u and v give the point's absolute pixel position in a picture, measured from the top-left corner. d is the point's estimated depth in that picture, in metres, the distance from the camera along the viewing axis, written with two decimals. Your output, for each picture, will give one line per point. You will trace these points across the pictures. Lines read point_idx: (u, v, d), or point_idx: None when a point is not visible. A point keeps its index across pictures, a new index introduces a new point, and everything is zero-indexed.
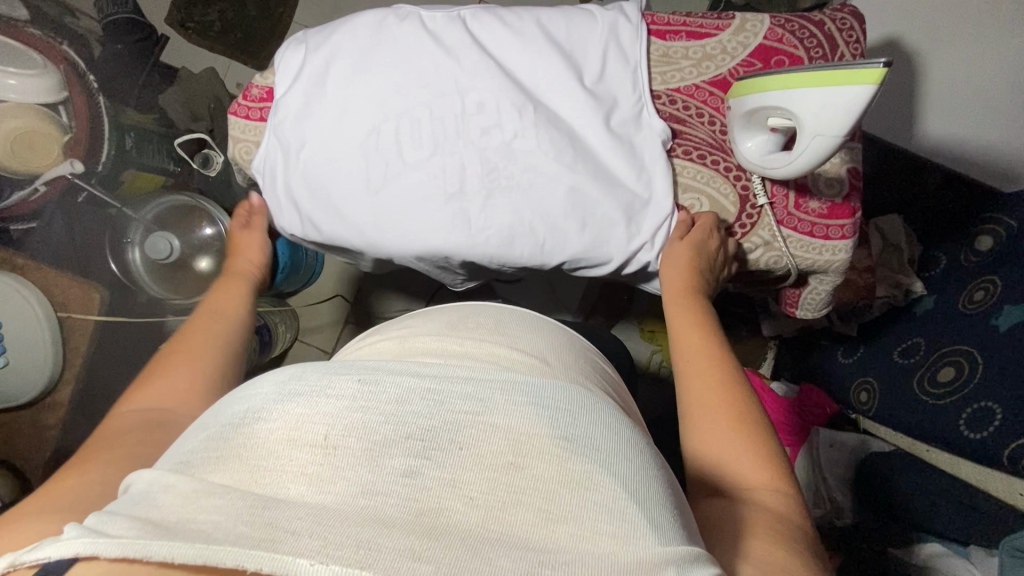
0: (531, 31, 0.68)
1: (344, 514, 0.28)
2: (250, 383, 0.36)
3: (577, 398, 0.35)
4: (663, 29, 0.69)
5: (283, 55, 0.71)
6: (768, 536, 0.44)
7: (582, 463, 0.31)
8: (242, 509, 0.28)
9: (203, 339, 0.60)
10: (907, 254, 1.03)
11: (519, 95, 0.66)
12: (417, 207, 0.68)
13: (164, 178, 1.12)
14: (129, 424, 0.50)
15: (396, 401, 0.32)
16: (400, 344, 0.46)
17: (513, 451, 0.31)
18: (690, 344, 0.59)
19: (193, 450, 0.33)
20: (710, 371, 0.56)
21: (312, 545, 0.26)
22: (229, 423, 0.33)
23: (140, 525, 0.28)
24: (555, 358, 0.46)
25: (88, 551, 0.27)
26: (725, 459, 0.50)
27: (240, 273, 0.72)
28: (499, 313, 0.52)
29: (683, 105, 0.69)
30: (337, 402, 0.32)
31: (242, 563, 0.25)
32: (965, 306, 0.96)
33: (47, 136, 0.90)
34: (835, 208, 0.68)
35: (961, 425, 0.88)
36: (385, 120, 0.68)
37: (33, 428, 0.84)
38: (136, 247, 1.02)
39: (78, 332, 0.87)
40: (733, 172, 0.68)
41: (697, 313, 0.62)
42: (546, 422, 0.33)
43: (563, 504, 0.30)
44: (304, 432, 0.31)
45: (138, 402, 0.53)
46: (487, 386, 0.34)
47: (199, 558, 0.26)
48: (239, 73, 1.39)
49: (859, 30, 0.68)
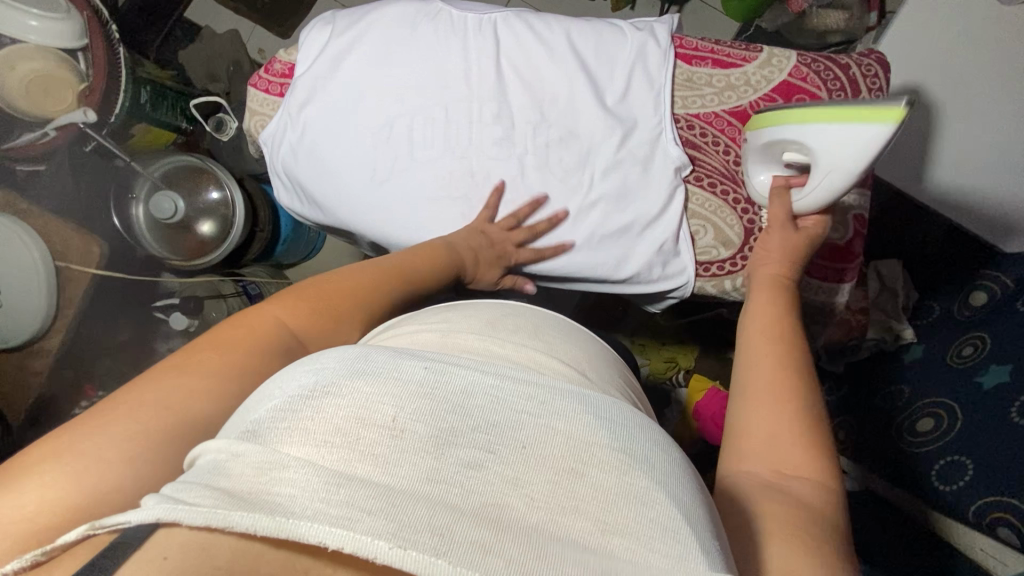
0: (559, 46, 0.68)
1: (416, 496, 0.29)
2: (313, 356, 0.37)
3: (624, 417, 0.37)
4: (689, 54, 0.69)
5: (307, 32, 0.71)
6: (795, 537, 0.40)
7: (640, 478, 0.33)
8: (318, 483, 0.29)
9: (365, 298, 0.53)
10: (903, 298, 1.07)
11: (535, 113, 0.67)
12: (421, 204, 0.69)
13: (176, 136, 1.12)
14: (265, 338, 0.46)
15: (464, 393, 0.34)
16: (442, 337, 0.47)
17: (574, 458, 0.33)
18: (763, 324, 0.56)
19: (260, 420, 0.33)
20: (778, 350, 0.52)
21: (388, 528, 0.28)
22: (298, 393, 0.34)
23: (218, 495, 0.28)
24: (591, 369, 0.48)
25: (170, 517, 0.27)
26: (764, 439, 0.47)
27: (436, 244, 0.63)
28: (537, 318, 0.55)
29: (701, 131, 0.68)
30: (403, 385, 0.34)
31: (325, 541, 0.27)
32: (953, 361, 0.96)
33: (64, 83, 0.92)
34: (837, 251, 0.69)
35: (932, 477, 0.88)
36: (398, 118, 0.68)
37: (19, 373, 0.83)
38: (140, 203, 1.01)
39: (72, 284, 0.86)
40: (741, 205, 0.68)
41: (781, 297, 0.58)
42: (606, 434, 0.35)
43: (622, 518, 0.31)
44: (373, 413, 0.32)
45: (294, 315, 0.49)
46: (547, 391, 0.36)
47: (282, 533, 0.27)
48: (262, 39, 1.38)
49: (884, 78, 0.68)
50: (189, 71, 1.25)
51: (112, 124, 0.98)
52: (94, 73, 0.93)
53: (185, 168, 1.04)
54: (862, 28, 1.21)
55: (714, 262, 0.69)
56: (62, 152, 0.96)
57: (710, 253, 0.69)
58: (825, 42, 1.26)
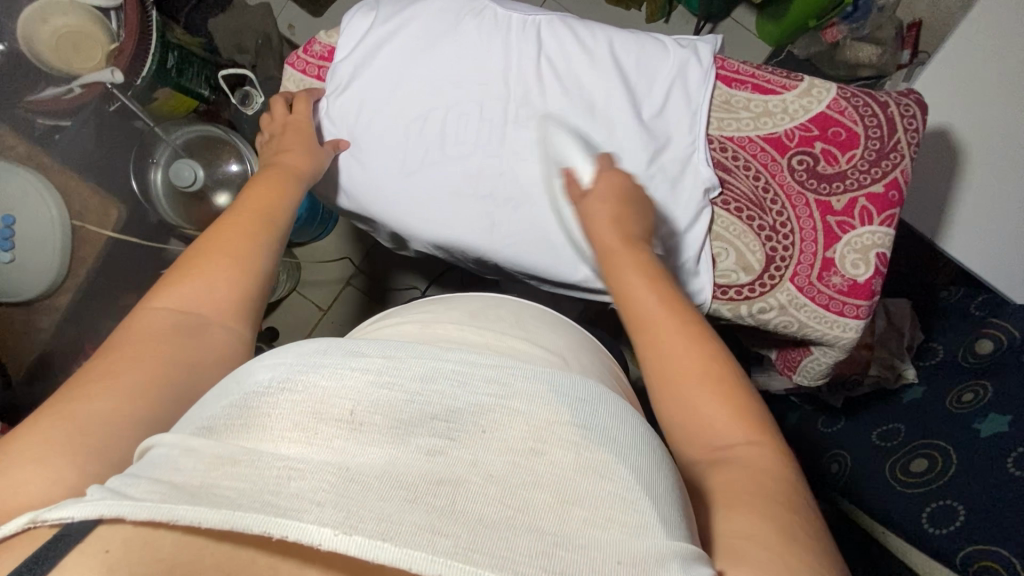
0: (600, 51, 0.68)
1: (366, 487, 0.32)
2: (268, 354, 0.40)
3: (593, 391, 0.41)
4: (730, 76, 0.69)
5: (351, 16, 0.70)
6: (752, 502, 0.40)
7: (600, 452, 0.36)
8: (268, 477, 0.32)
9: (233, 246, 0.55)
10: (908, 338, 1.07)
11: (571, 119, 0.67)
12: (447, 199, 0.69)
13: (198, 104, 1.11)
14: (149, 327, 0.48)
15: (421, 379, 0.38)
16: (421, 329, 0.52)
17: (535, 438, 0.36)
18: (639, 297, 0.52)
19: (214, 416, 0.37)
20: (662, 326, 0.49)
21: (336, 517, 0.30)
22: (255, 390, 0.37)
23: (166, 489, 0.32)
24: (572, 359, 0.52)
25: (114, 513, 0.30)
26: (695, 430, 0.46)
27: (285, 168, 0.64)
28: (518, 308, 0.59)
29: (733, 154, 0.68)
30: (362, 376, 0.37)
31: (270, 530, 0.29)
32: (952, 405, 0.96)
33: (93, 40, 0.93)
34: (856, 287, 0.67)
35: (924, 520, 0.86)
36: (434, 109, 0.68)
37: (24, 328, 0.83)
38: (159, 169, 1.01)
39: (87, 245, 0.85)
40: (765, 231, 0.68)
41: (640, 260, 0.55)
42: (566, 411, 0.38)
43: (581, 491, 0.34)
44: (331, 405, 0.36)
45: (167, 301, 0.51)
46: (508, 372, 0.39)
47: (225, 523, 0.29)
48: (292, 14, 1.37)
49: (922, 119, 0.67)
50: (217, 41, 1.24)
51: (137, 87, 0.98)
52: (125, 34, 0.93)
53: (209, 138, 1.04)
54: (893, 65, 1.23)
55: (733, 287, 0.69)
56: (88, 109, 0.96)
57: (729, 277, 0.69)
58: (855, 75, 1.28)
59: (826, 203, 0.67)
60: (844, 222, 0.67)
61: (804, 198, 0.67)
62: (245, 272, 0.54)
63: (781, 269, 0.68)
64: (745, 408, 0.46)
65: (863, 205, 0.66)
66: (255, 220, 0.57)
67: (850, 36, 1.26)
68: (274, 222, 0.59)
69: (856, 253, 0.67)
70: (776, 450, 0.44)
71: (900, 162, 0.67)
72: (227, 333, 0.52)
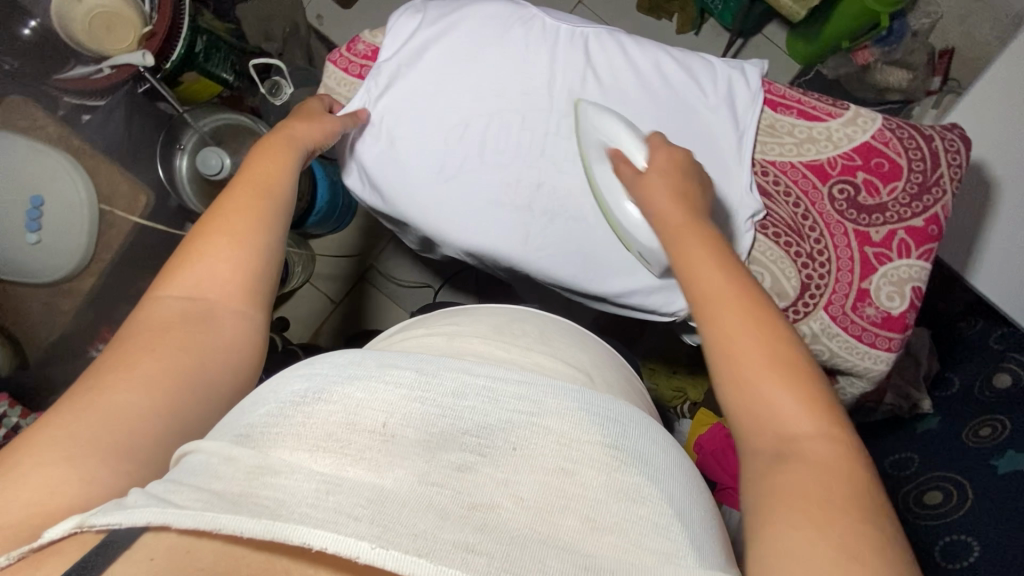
0: (645, 67, 0.68)
1: (401, 500, 0.31)
2: (306, 365, 0.39)
3: (624, 411, 0.40)
4: (775, 100, 0.69)
5: (396, 17, 0.70)
6: (824, 517, 0.34)
7: (632, 476, 0.35)
8: (306, 489, 0.31)
9: (236, 221, 0.49)
10: (925, 368, 1.04)
11: None
12: (484, 207, 0.69)
13: (221, 89, 1.10)
14: (160, 315, 0.44)
15: (452, 394, 0.37)
16: (449, 341, 0.50)
17: (564, 457, 0.35)
18: (710, 273, 0.45)
19: (254, 423, 0.36)
20: (737, 304, 0.43)
21: (372, 530, 0.29)
22: (290, 400, 0.36)
23: (206, 498, 0.30)
24: (596, 374, 0.51)
25: (161, 522, 0.29)
26: (771, 415, 0.40)
27: (287, 134, 0.59)
28: (545, 325, 0.57)
29: (774, 179, 0.68)
30: (397, 390, 0.36)
31: (309, 541, 0.28)
32: (968, 439, 0.96)
33: (128, 22, 0.90)
34: (890, 319, 0.66)
35: (934, 554, 0.89)
36: (477, 116, 0.68)
37: (46, 310, 0.83)
38: (185, 155, 1.00)
39: (113, 231, 0.86)
40: (802, 258, 0.67)
41: (704, 236, 0.48)
42: (598, 431, 0.37)
43: (610, 517, 0.32)
44: (362, 417, 0.35)
45: (175, 285, 0.46)
46: (540, 390, 0.38)
47: (268, 534, 0.28)
48: (321, 5, 1.36)
49: (966, 154, 0.66)
50: (244, 25, 1.21)
51: (166, 71, 0.98)
52: (158, 17, 0.93)
53: (236, 126, 1.03)
54: (923, 91, 1.21)
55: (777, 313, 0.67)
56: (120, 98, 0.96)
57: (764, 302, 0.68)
58: (881, 99, 1.24)
59: (865, 234, 0.66)
60: (882, 254, 0.66)
61: (843, 226, 0.67)
62: (247, 245, 0.49)
63: (816, 297, 0.67)
64: (819, 394, 0.40)
65: (901, 238, 0.66)
66: (257, 192, 0.52)
67: (881, 58, 1.22)
68: (273, 188, 0.54)
69: (891, 285, 0.66)
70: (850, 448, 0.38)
71: (942, 197, 0.66)
72: (243, 316, 0.48)
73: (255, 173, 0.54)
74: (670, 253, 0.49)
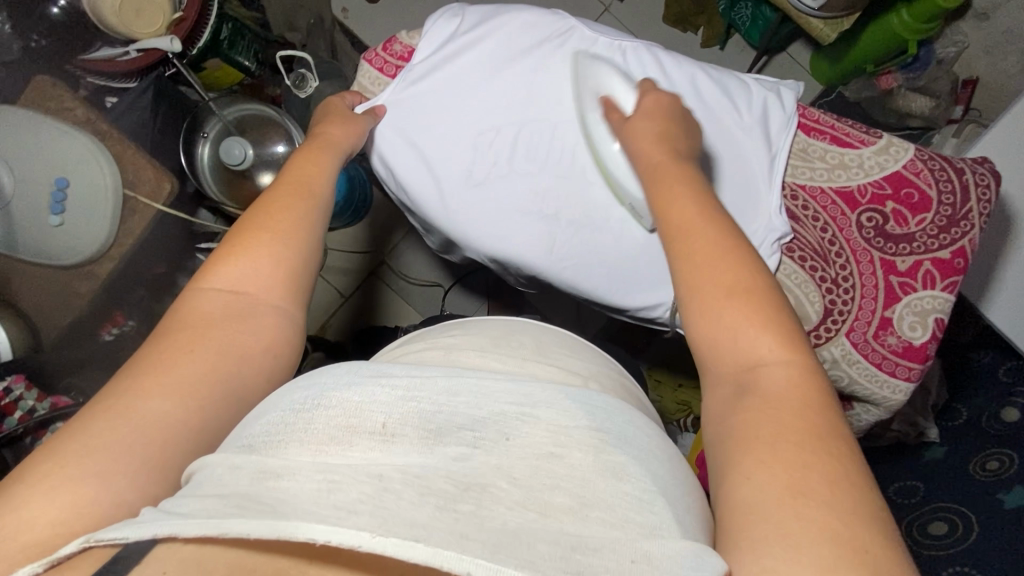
0: (681, 85, 0.68)
1: (401, 495, 0.29)
2: (310, 376, 0.38)
3: (609, 401, 0.38)
4: (809, 125, 0.69)
5: (433, 20, 0.69)
6: (778, 449, 0.34)
7: (616, 456, 0.34)
8: (310, 488, 0.29)
9: (279, 221, 0.50)
10: (933, 397, 1.01)
11: None
12: (509, 212, 0.69)
13: (243, 77, 1.09)
14: (205, 312, 0.44)
15: (446, 392, 0.35)
16: (444, 354, 0.47)
17: (555, 441, 0.34)
18: (682, 209, 0.46)
19: (253, 435, 0.34)
20: (705, 240, 0.43)
21: (373, 522, 0.27)
22: (290, 408, 0.35)
23: (216, 504, 0.29)
24: (587, 375, 0.49)
25: (167, 531, 0.27)
26: (727, 341, 0.40)
27: (326, 138, 0.61)
28: (539, 333, 0.53)
29: (804, 204, 0.68)
30: (390, 392, 0.35)
31: (314, 536, 0.26)
32: (976, 471, 0.96)
33: (157, 7, 0.91)
34: (910, 349, 0.66)
35: None
36: (509, 123, 0.68)
37: (63, 292, 0.82)
38: (208, 143, 0.99)
39: (135, 217, 0.85)
40: (827, 284, 0.67)
41: (682, 175, 0.50)
42: (584, 416, 0.36)
43: (596, 491, 0.32)
44: (364, 419, 0.33)
45: (217, 279, 0.46)
46: (529, 388, 0.37)
47: (272, 534, 0.26)
48: None
49: (995, 190, 0.66)
50: (269, 16, 1.22)
51: (192, 56, 0.98)
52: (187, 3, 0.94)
53: (262, 117, 1.02)
54: (943, 119, 1.20)
55: None
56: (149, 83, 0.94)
57: None
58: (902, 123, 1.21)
59: (890, 262, 0.66)
60: (906, 283, 0.66)
61: (870, 254, 0.67)
62: (293, 244, 0.49)
63: (839, 322, 0.67)
64: (783, 322, 0.40)
65: (927, 269, 0.66)
66: (298, 187, 0.53)
67: (904, 84, 1.20)
68: (314, 190, 0.54)
69: (913, 315, 0.66)
70: (809, 374, 0.38)
71: (969, 231, 0.66)
72: (288, 320, 0.47)
73: (296, 175, 0.55)
74: (650, 192, 0.50)
